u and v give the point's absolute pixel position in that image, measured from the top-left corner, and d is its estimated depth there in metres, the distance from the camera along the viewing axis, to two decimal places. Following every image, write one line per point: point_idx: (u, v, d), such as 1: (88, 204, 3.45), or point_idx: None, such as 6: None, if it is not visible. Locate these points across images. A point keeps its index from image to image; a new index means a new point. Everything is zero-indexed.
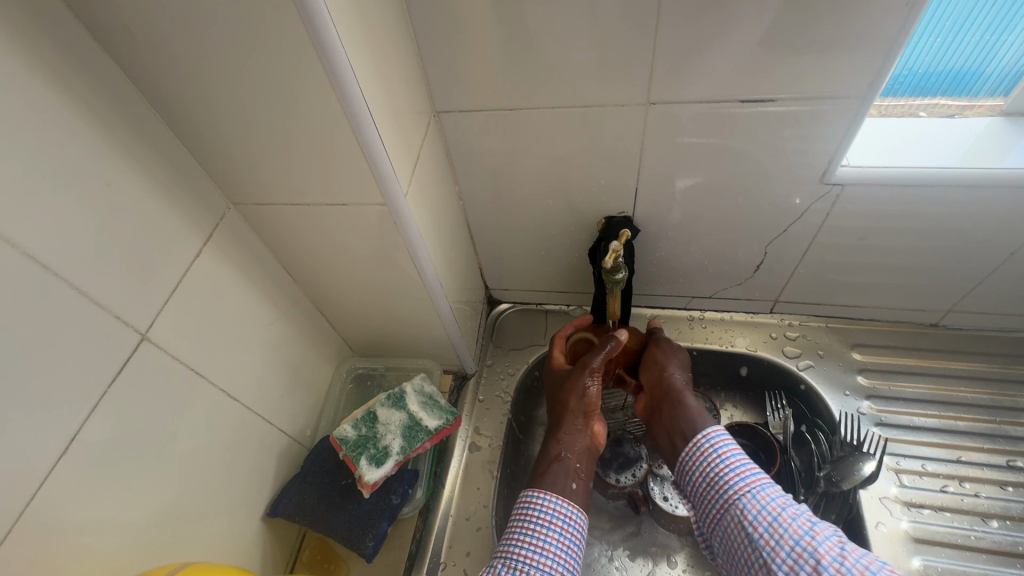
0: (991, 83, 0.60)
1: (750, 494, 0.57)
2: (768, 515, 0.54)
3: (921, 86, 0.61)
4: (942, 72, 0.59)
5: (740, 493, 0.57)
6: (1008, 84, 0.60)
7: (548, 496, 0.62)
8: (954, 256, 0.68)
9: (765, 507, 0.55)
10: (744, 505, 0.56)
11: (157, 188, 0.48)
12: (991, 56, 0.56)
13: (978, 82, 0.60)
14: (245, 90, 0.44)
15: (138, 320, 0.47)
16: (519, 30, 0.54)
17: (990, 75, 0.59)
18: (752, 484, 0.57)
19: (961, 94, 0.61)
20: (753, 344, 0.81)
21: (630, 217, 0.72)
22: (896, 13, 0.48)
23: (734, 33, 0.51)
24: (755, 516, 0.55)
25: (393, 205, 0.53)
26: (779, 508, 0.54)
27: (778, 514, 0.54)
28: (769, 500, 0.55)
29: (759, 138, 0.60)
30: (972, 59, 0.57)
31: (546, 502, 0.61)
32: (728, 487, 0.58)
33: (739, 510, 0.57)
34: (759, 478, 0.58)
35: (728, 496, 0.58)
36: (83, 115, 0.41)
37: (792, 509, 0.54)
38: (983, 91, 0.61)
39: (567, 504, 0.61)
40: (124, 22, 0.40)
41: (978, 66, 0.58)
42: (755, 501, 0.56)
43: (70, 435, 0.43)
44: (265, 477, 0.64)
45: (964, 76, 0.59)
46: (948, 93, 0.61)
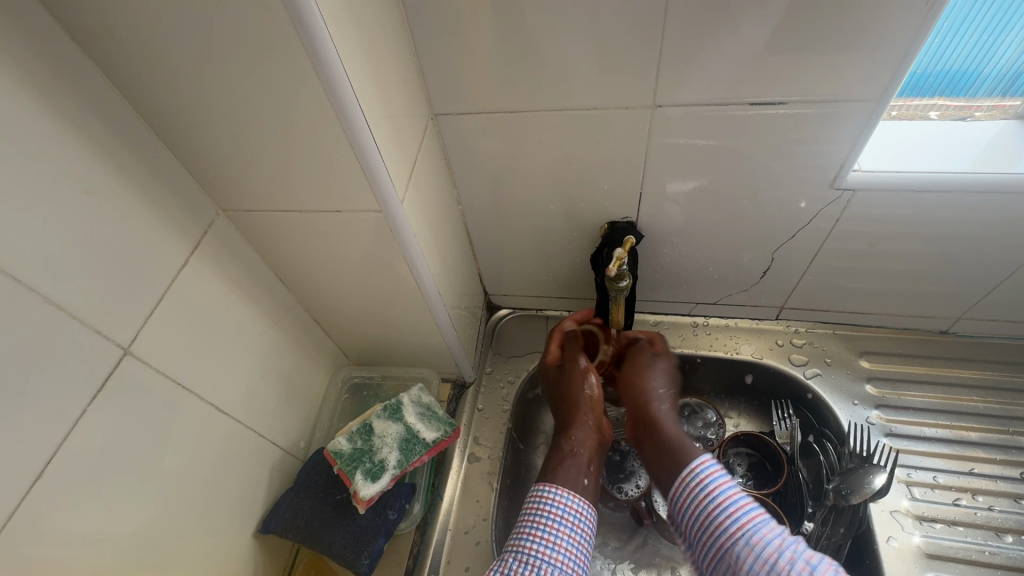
0: (989, 84, 0.56)
1: (745, 537, 0.51)
2: (767, 562, 0.49)
3: (918, 87, 0.57)
4: (939, 73, 0.55)
5: (733, 537, 0.52)
6: (1008, 85, 0.56)
7: (562, 491, 0.62)
8: (966, 263, 0.66)
9: (762, 552, 0.50)
10: (739, 553, 0.51)
11: (141, 195, 0.46)
12: (990, 56, 0.53)
13: (976, 83, 0.56)
14: (233, 93, 0.42)
15: (121, 334, 0.45)
16: (520, 30, 0.52)
17: (988, 75, 0.55)
18: (746, 526, 0.52)
19: (959, 95, 0.58)
20: (759, 352, 0.79)
21: (634, 222, 0.70)
22: (915, 13, 0.46)
23: (744, 33, 0.49)
24: (751, 566, 0.50)
25: (390, 212, 0.51)
26: (778, 551, 0.49)
27: (776, 560, 0.49)
28: (765, 543, 0.50)
29: (768, 142, 0.58)
30: (969, 59, 0.54)
31: (560, 498, 0.61)
32: (721, 532, 0.53)
33: (734, 557, 0.51)
34: (754, 518, 0.52)
35: (722, 541, 0.53)
36: (61, 119, 0.39)
37: (791, 553, 0.48)
38: (981, 93, 0.57)
39: (578, 499, 0.62)
40: (104, 21, 0.38)
41: (976, 66, 0.54)
42: (751, 544, 0.51)
43: (49, 457, 0.41)
44: (258, 493, 0.62)
45: (961, 76, 0.56)
46: (946, 93, 0.58)
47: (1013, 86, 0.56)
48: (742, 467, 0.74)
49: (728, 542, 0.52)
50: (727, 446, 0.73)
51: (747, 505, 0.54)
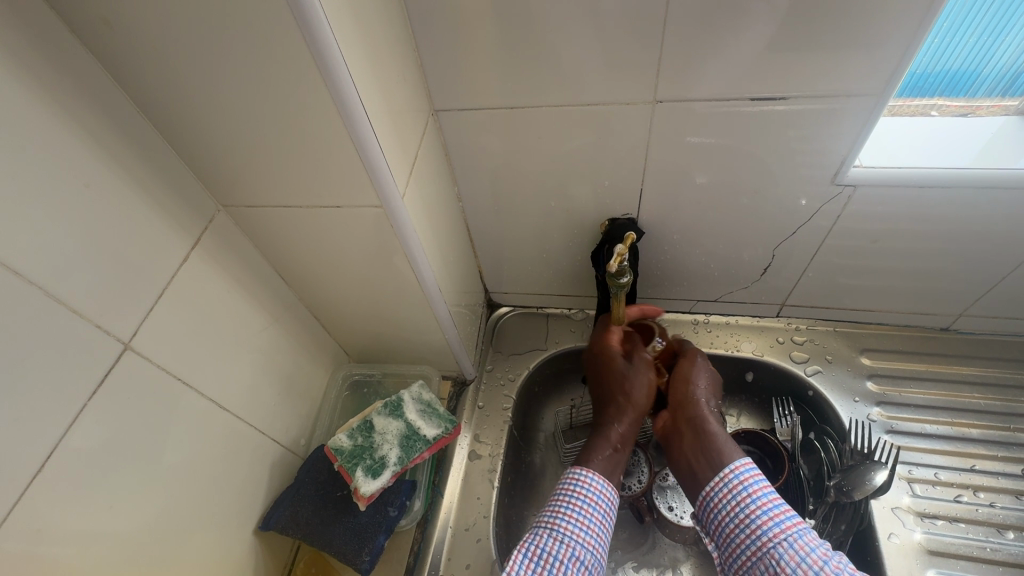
0: (988, 85, 0.56)
1: (787, 542, 0.54)
2: (808, 567, 0.52)
3: (917, 87, 0.58)
4: (939, 73, 0.55)
5: (773, 539, 0.55)
6: (1007, 85, 0.56)
7: (589, 474, 0.62)
8: (967, 260, 0.66)
9: (806, 557, 0.52)
10: (780, 554, 0.53)
11: (140, 190, 0.46)
12: (989, 57, 0.53)
13: (975, 84, 0.56)
14: (232, 86, 0.42)
15: (121, 329, 0.45)
16: (520, 26, 0.52)
17: (987, 76, 0.55)
18: (788, 530, 0.55)
19: (958, 95, 0.58)
20: (759, 349, 0.79)
21: (634, 219, 0.70)
22: (917, 9, 0.46)
23: (744, 28, 0.49)
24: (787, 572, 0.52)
25: (390, 208, 0.51)
26: (820, 558, 0.52)
27: (821, 566, 0.51)
28: (810, 550, 0.53)
29: (768, 138, 0.58)
30: (969, 60, 0.54)
31: (584, 479, 0.61)
32: (761, 533, 0.56)
33: (775, 560, 0.54)
34: (796, 523, 0.55)
35: (761, 544, 0.55)
36: (61, 113, 0.39)
37: (831, 565, 0.51)
38: (980, 93, 0.57)
39: (604, 482, 0.62)
40: (103, 14, 0.38)
41: (976, 66, 0.54)
42: (793, 550, 0.53)
43: (49, 452, 0.41)
44: (258, 490, 0.62)
45: (961, 77, 0.55)
46: (946, 93, 0.58)
47: (1011, 87, 0.56)
48: None
49: (767, 542, 0.55)
50: None
51: (785, 511, 0.56)
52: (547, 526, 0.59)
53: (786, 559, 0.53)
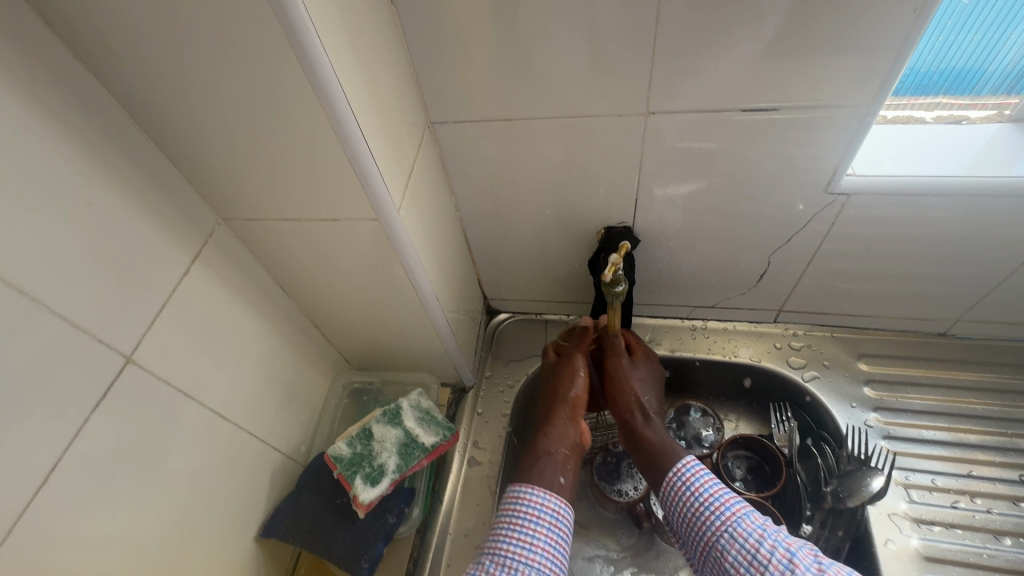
0: (994, 83, 0.56)
1: (728, 530, 0.54)
2: (747, 553, 0.52)
3: (921, 85, 0.58)
4: (944, 71, 0.55)
5: (724, 523, 0.54)
6: (1011, 84, 0.56)
7: (537, 491, 0.59)
8: (964, 266, 0.66)
9: (744, 544, 0.52)
10: (724, 546, 0.53)
11: (139, 206, 0.46)
12: (994, 55, 0.53)
13: (980, 82, 0.56)
14: (231, 106, 0.43)
15: (123, 342, 0.46)
16: (514, 40, 0.53)
17: (992, 74, 0.56)
18: (737, 514, 0.54)
19: (963, 93, 0.58)
20: (757, 355, 0.80)
21: (630, 227, 0.70)
22: (903, 20, 0.46)
23: (734, 41, 0.50)
24: (736, 554, 0.52)
25: (386, 220, 0.52)
26: (758, 542, 0.51)
27: (758, 551, 0.51)
28: (748, 535, 0.52)
29: (761, 147, 0.58)
30: (974, 58, 0.54)
31: (537, 498, 0.59)
32: (714, 519, 0.55)
33: (720, 552, 0.54)
34: (737, 511, 0.55)
35: (707, 537, 0.55)
36: (62, 133, 0.40)
37: (771, 542, 0.51)
38: (986, 90, 0.58)
39: (557, 500, 0.59)
40: (104, 37, 0.39)
41: (981, 65, 0.55)
42: (734, 537, 0.53)
43: (53, 465, 0.41)
44: (259, 498, 0.63)
45: (966, 75, 0.56)
46: (951, 92, 0.58)
47: (1016, 85, 0.57)
48: (740, 469, 0.74)
49: (720, 525, 0.54)
50: (726, 449, 0.73)
51: (735, 496, 0.56)
52: (494, 557, 0.55)
53: (729, 549, 0.53)
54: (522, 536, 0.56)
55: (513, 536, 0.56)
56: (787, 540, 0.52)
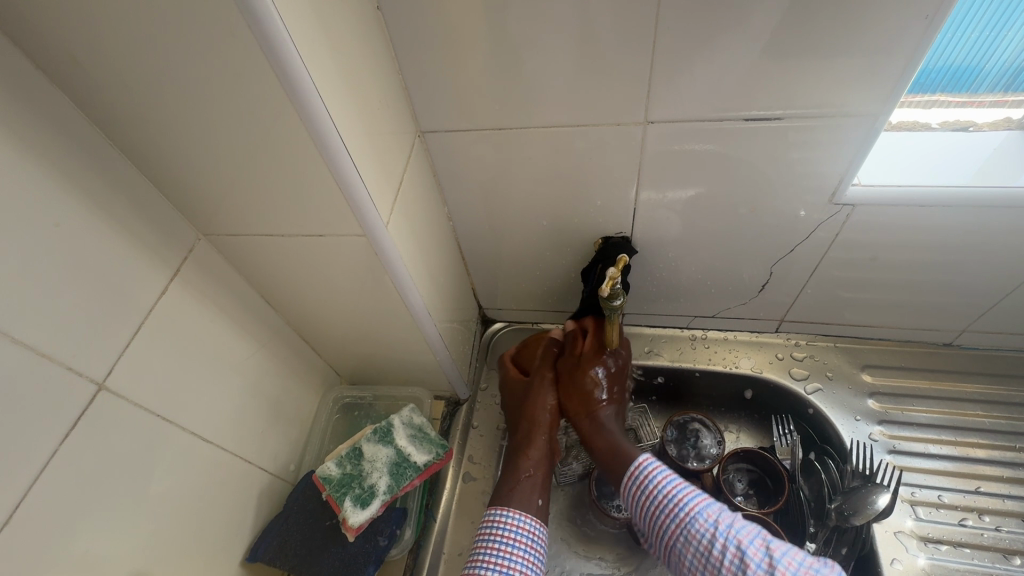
0: (991, 81, 0.52)
1: (684, 532, 0.54)
2: (702, 555, 0.52)
3: (916, 83, 0.53)
4: (941, 66, 0.51)
5: (680, 525, 0.54)
6: (1010, 82, 0.52)
7: (514, 512, 0.60)
8: (972, 276, 0.64)
9: (699, 545, 0.52)
10: (681, 550, 0.54)
11: (112, 224, 0.44)
12: (992, 51, 0.49)
13: (976, 80, 0.52)
14: (207, 120, 0.40)
15: (95, 368, 0.44)
16: (506, 46, 0.51)
17: (989, 72, 0.51)
18: (689, 513, 0.54)
19: (959, 92, 0.54)
20: (758, 366, 0.78)
21: (628, 237, 0.69)
22: (912, 27, 0.44)
23: (736, 48, 0.48)
24: (692, 557, 0.52)
25: (375, 236, 0.50)
26: (710, 543, 0.51)
27: (711, 552, 0.51)
28: (701, 536, 0.52)
29: (763, 155, 0.56)
30: (971, 54, 0.50)
31: (514, 519, 0.59)
32: (668, 520, 0.55)
33: (678, 554, 0.54)
34: (693, 509, 0.54)
35: (666, 539, 0.55)
36: (25, 151, 0.37)
37: (723, 541, 0.51)
38: (982, 89, 0.53)
39: (533, 520, 0.60)
40: (69, 50, 0.37)
41: (977, 62, 0.51)
42: (689, 541, 0.53)
43: (23, 501, 0.39)
44: (246, 520, 0.61)
45: (961, 72, 0.52)
46: (946, 90, 0.54)
47: (1014, 83, 0.52)
48: (742, 483, 0.71)
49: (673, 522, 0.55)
50: (727, 462, 0.71)
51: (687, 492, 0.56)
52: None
53: (686, 552, 0.53)
54: (499, 559, 0.56)
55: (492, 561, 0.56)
56: (740, 534, 0.51)
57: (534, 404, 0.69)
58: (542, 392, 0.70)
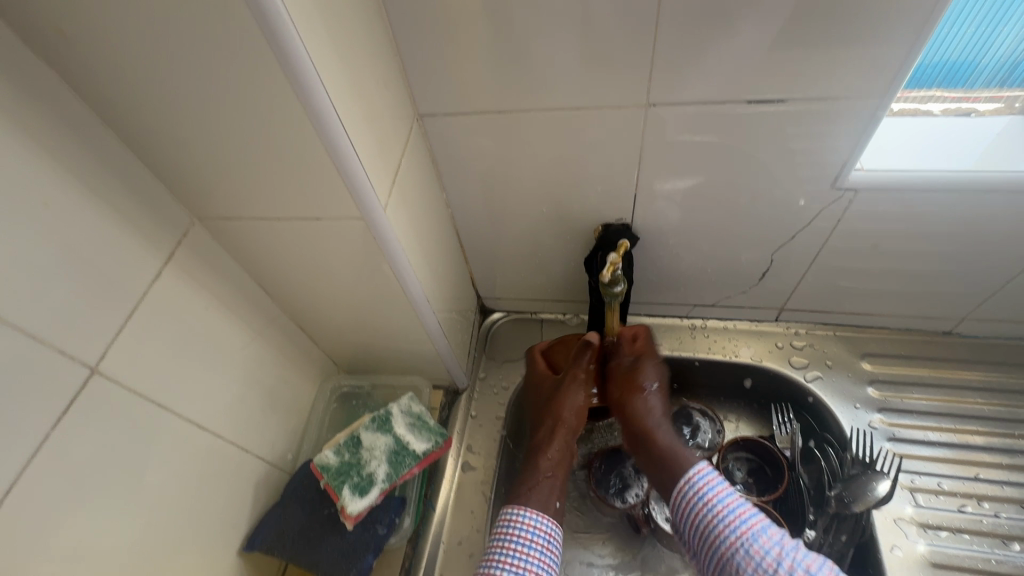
0: (988, 75, 0.54)
1: (744, 546, 0.52)
2: (765, 573, 0.50)
3: (915, 79, 0.56)
4: (938, 64, 0.54)
5: (739, 538, 0.52)
6: (1006, 76, 0.54)
7: (530, 513, 0.58)
8: (972, 263, 0.64)
9: (761, 562, 0.50)
10: (739, 562, 0.51)
11: (102, 207, 0.43)
12: (987, 48, 0.52)
13: (974, 75, 0.54)
14: (199, 98, 0.39)
15: (87, 353, 0.43)
16: (505, 27, 0.50)
17: (986, 67, 0.54)
18: (745, 535, 0.52)
19: (956, 87, 0.56)
20: (758, 355, 0.78)
21: (629, 224, 0.68)
22: (920, 6, 0.44)
23: (740, 29, 0.47)
24: (752, 572, 0.50)
25: (372, 220, 0.49)
26: (776, 560, 0.50)
27: (776, 570, 0.49)
28: (765, 553, 0.50)
29: (766, 140, 0.55)
30: (967, 52, 0.52)
31: (529, 519, 0.57)
32: (720, 543, 0.53)
33: (733, 567, 0.51)
34: (752, 526, 0.52)
35: (721, 551, 0.53)
36: (11, 128, 0.36)
37: (790, 562, 0.50)
38: (978, 84, 0.56)
39: (547, 522, 0.58)
40: (56, 23, 0.36)
41: (975, 58, 0.53)
42: (750, 555, 0.51)
43: (14, 487, 0.38)
44: (242, 509, 0.60)
45: (959, 67, 0.54)
46: (945, 84, 0.56)
47: (1009, 77, 0.55)
48: (741, 472, 0.71)
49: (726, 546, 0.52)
50: (727, 451, 0.71)
51: (741, 514, 0.53)
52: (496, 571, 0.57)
53: (744, 566, 0.51)
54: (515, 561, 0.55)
55: (507, 557, 0.55)
56: (806, 560, 0.50)
57: (559, 404, 0.66)
58: (570, 391, 0.66)
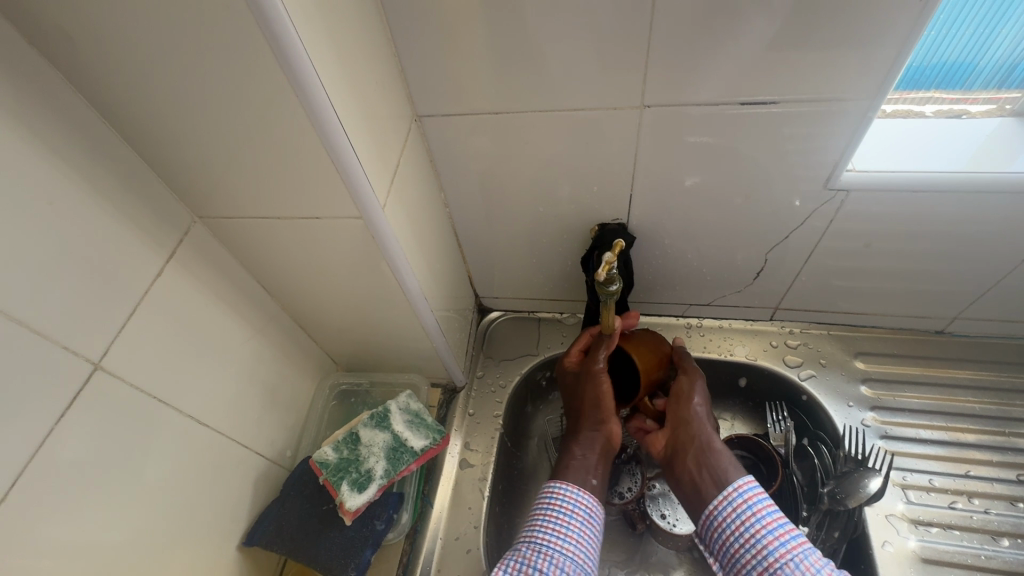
0: (985, 77, 0.56)
1: (794, 561, 0.54)
2: None
3: (913, 80, 0.57)
4: (936, 65, 0.55)
5: (789, 552, 0.55)
6: (1004, 78, 0.55)
7: (570, 488, 0.64)
8: (963, 263, 0.65)
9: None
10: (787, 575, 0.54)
11: (106, 204, 0.44)
12: (985, 49, 0.53)
13: (971, 76, 0.56)
14: (201, 98, 0.40)
15: (90, 349, 0.44)
16: (502, 30, 0.51)
17: (983, 68, 0.55)
18: (795, 551, 0.55)
19: (954, 88, 0.57)
20: (752, 353, 0.78)
21: (624, 224, 0.69)
22: (908, 10, 0.44)
23: (732, 33, 0.48)
24: None
25: (370, 218, 0.50)
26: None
27: None
28: (816, 570, 0.53)
29: (759, 141, 0.56)
30: (965, 53, 0.53)
31: (568, 492, 0.63)
32: (768, 552, 0.56)
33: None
34: (802, 543, 0.55)
35: (768, 562, 0.56)
36: (17, 126, 0.37)
37: None
38: (976, 85, 0.57)
39: (588, 497, 0.63)
40: (62, 26, 0.36)
41: (972, 60, 0.54)
42: (799, 569, 0.53)
43: (16, 481, 0.39)
44: (242, 505, 0.61)
45: (958, 69, 0.55)
46: (943, 86, 0.57)
47: (1007, 81, 0.56)
48: None
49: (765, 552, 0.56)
50: None
51: (789, 530, 0.57)
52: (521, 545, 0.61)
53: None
54: (556, 526, 0.61)
55: (550, 522, 0.61)
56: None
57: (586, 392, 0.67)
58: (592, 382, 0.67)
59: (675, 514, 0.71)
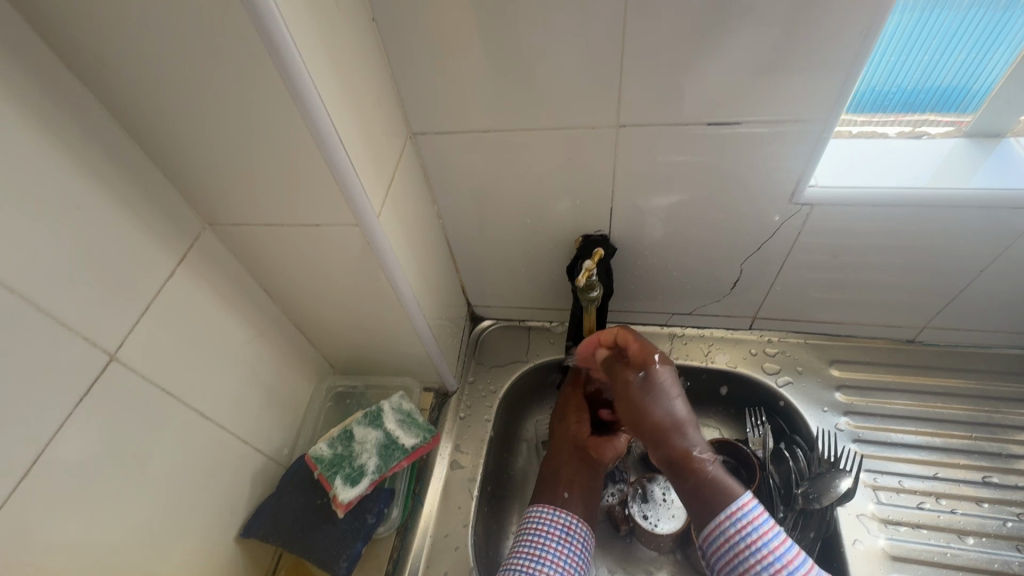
0: (978, 100, 0.60)
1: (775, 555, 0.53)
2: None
3: (908, 102, 0.61)
4: (929, 89, 0.60)
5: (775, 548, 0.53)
6: None
7: (548, 510, 0.65)
8: (926, 274, 0.69)
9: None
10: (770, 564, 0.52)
11: (127, 209, 0.48)
12: (978, 74, 0.57)
13: (965, 99, 0.60)
14: (215, 115, 0.45)
15: (107, 341, 0.47)
16: (489, 55, 0.56)
17: (977, 92, 0.59)
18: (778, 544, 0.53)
19: (949, 111, 0.62)
20: (733, 361, 0.82)
21: (606, 235, 0.73)
22: (852, 42, 0.49)
23: (697, 60, 0.53)
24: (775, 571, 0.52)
25: (366, 226, 0.54)
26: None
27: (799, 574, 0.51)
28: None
29: (730, 159, 0.61)
30: (957, 77, 0.58)
31: (545, 514, 0.65)
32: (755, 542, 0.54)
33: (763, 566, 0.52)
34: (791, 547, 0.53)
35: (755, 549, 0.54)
36: (52, 138, 0.42)
37: None
38: (970, 108, 0.61)
39: (567, 515, 0.64)
40: (96, 50, 0.41)
41: (964, 84, 0.58)
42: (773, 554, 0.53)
43: (37, 460, 0.43)
44: (239, 498, 0.63)
45: (951, 92, 0.60)
46: (936, 109, 0.62)
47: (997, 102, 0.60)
48: None
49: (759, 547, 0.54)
50: None
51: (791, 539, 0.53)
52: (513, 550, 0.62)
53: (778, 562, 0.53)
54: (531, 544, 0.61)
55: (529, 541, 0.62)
56: None
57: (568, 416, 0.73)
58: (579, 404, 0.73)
59: (659, 516, 0.73)
